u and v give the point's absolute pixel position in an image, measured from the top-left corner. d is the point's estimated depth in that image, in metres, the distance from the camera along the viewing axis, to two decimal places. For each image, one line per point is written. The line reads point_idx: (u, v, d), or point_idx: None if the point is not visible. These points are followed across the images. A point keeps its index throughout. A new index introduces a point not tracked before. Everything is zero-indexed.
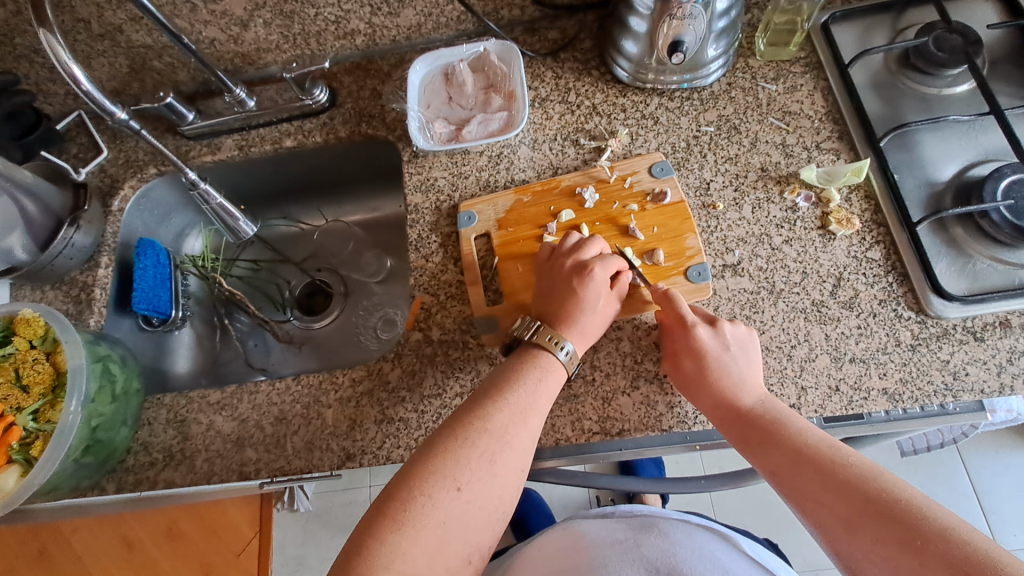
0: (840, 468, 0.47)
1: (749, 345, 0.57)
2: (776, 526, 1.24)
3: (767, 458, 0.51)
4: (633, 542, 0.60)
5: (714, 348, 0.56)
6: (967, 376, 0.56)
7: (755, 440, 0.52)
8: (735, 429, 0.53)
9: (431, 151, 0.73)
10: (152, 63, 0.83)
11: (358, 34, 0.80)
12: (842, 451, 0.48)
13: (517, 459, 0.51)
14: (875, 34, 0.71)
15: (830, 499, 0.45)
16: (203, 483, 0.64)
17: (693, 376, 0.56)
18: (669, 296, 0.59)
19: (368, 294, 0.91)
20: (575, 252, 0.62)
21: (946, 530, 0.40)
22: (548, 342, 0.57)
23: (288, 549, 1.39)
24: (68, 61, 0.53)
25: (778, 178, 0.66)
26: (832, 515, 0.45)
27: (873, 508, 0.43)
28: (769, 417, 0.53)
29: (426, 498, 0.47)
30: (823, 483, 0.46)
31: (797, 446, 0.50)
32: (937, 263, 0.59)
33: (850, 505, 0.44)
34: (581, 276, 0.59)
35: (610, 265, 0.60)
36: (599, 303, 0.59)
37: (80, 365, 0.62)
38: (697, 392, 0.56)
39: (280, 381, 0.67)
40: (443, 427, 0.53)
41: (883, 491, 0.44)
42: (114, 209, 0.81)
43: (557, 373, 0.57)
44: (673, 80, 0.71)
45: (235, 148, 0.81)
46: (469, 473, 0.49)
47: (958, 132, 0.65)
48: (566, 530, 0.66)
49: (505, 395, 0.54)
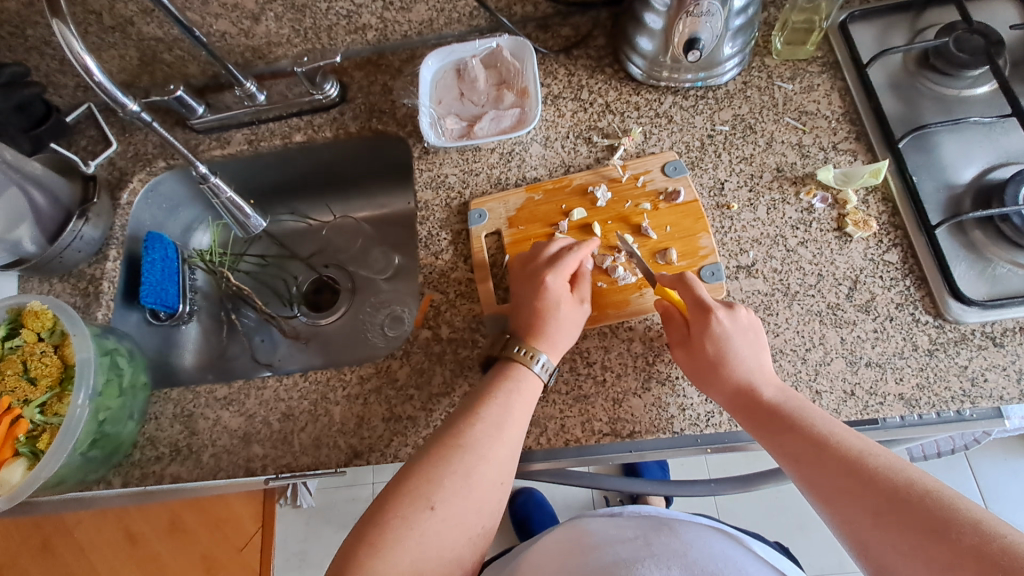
0: (866, 458, 0.46)
1: (762, 338, 0.57)
2: (781, 530, 1.24)
3: (789, 445, 0.50)
4: (643, 539, 0.60)
5: (733, 336, 0.55)
6: (986, 382, 0.55)
7: (775, 429, 0.51)
8: (755, 416, 0.52)
9: (442, 147, 0.72)
10: (162, 56, 0.83)
11: (370, 28, 0.79)
12: (868, 443, 0.47)
13: (493, 472, 0.51)
14: (894, 34, 0.70)
15: (857, 488, 0.44)
16: (209, 479, 0.63)
17: (711, 363, 0.55)
18: (686, 279, 0.58)
19: (376, 291, 0.91)
20: (532, 262, 0.62)
21: (978, 522, 0.39)
22: (520, 355, 0.57)
23: (291, 545, 1.39)
24: (80, 51, 0.52)
25: (795, 179, 0.65)
26: (858, 504, 0.44)
27: (901, 497, 0.42)
28: (791, 406, 0.52)
29: (399, 520, 0.47)
30: (848, 474, 0.45)
31: (821, 435, 0.49)
32: (956, 268, 0.59)
33: (878, 493, 0.43)
34: (536, 286, 0.60)
35: (565, 270, 0.60)
36: (563, 308, 0.59)
37: (88, 359, 0.62)
38: (713, 379, 0.55)
39: (288, 377, 0.66)
40: (420, 448, 0.52)
41: (911, 483, 0.43)
42: (123, 202, 0.81)
43: (532, 385, 0.56)
44: (688, 78, 0.70)
45: (244, 142, 0.81)
46: (444, 490, 0.49)
47: (979, 134, 0.64)
48: (573, 526, 0.66)
49: (477, 410, 0.54)
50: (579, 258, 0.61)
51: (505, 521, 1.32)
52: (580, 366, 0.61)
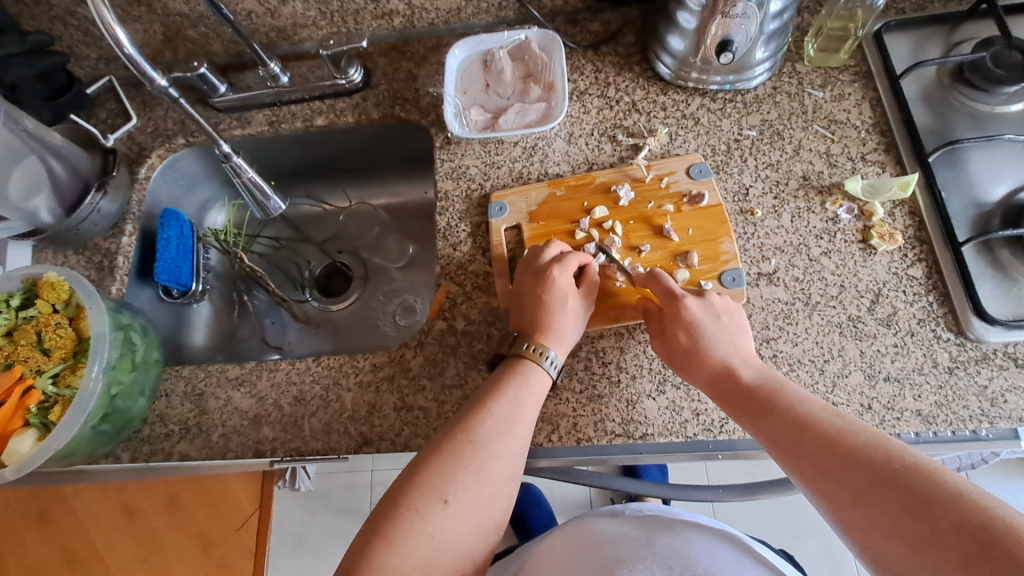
0: (847, 437, 0.45)
1: (738, 321, 0.57)
2: (778, 539, 1.24)
3: (769, 428, 0.49)
4: (646, 540, 0.60)
5: (705, 320, 0.56)
6: (1005, 403, 0.55)
7: (755, 412, 0.50)
8: (736, 402, 0.52)
9: (465, 138, 0.72)
10: (186, 32, 0.82)
11: (397, 15, 0.78)
12: (847, 420, 0.46)
13: (504, 468, 0.51)
14: (930, 46, 0.69)
15: (836, 468, 0.44)
16: (218, 459, 0.63)
17: (686, 350, 0.55)
18: (655, 273, 0.59)
19: (388, 279, 0.91)
20: (533, 258, 0.63)
21: (959, 493, 0.38)
22: (528, 352, 0.57)
23: (287, 527, 1.40)
24: (112, 22, 0.52)
25: (821, 188, 0.64)
26: (839, 485, 0.43)
27: (882, 474, 0.41)
28: (771, 388, 0.51)
29: (412, 514, 0.47)
30: (828, 453, 0.45)
31: (801, 416, 0.48)
32: (981, 286, 0.58)
33: (858, 473, 0.42)
34: (543, 281, 0.60)
35: (570, 266, 0.61)
36: (568, 303, 0.60)
37: (103, 333, 0.62)
38: (692, 365, 0.55)
39: (301, 360, 0.66)
40: (430, 443, 0.52)
41: (892, 459, 0.42)
42: (141, 176, 0.80)
43: (540, 380, 0.57)
44: (716, 80, 0.69)
45: (265, 123, 0.80)
46: (456, 485, 0.48)
47: (1012, 153, 0.63)
48: (578, 526, 0.65)
49: (487, 405, 0.54)
50: (582, 255, 0.62)
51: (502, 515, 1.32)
52: (595, 365, 0.61)
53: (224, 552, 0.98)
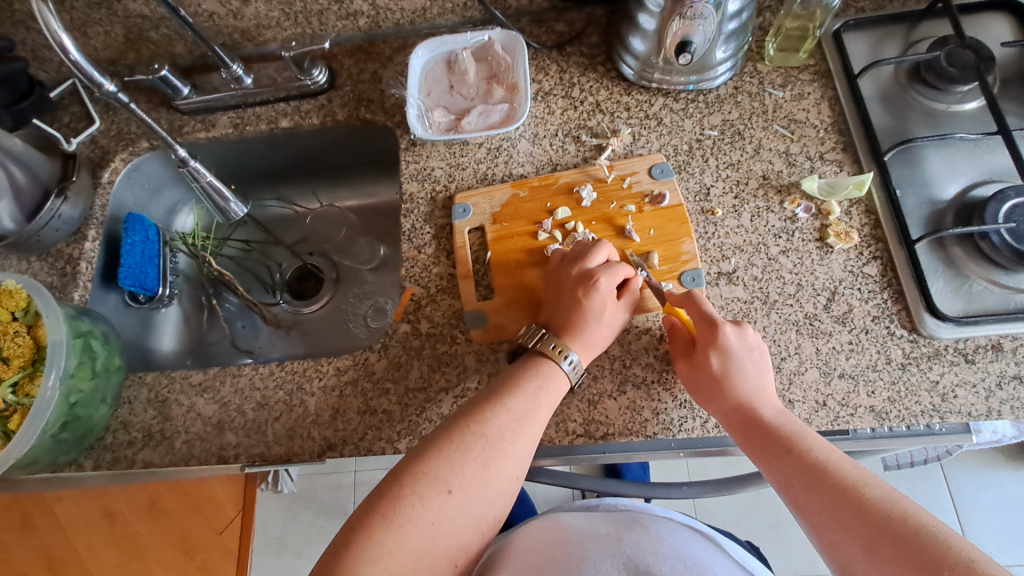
0: (862, 489, 0.46)
1: (768, 358, 0.56)
2: (754, 531, 1.25)
3: (784, 469, 0.50)
4: (615, 536, 0.60)
5: (736, 349, 0.55)
6: (955, 399, 0.56)
7: (773, 452, 0.51)
8: (753, 439, 0.52)
9: (429, 140, 0.72)
10: (148, 34, 0.81)
11: (361, 15, 0.78)
12: (864, 473, 0.47)
13: (511, 467, 0.51)
14: (887, 45, 0.70)
15: (849, 518, 0.45)
16: (182, 465, 0.63)
17: (714, 377, 0.55)
18: (692, 296, 0.58)
19: (360, 281, 0.90)
20: (580, 260, 0.60)
21: (970, 559, 0.39)
22: (551, 351, 0.57)
23: (270, 530, 1.40)
24: (56, 28, 0.51)
25: (780, 187, 0.65)
26: (849, 534, 0.44)
27: (894, 530, 0.42)
28: (789, 430, 0.52)
29: (415, 498, 0.47)
30: (841, 501, 0.46)
31: (817, 461, 0.49)
32: (933, 283, 0.59)
33: (870, 525, 0.43)
34: (585, 285, 0.58)
35: (617, 272, 0.60)
36: (607, 313, 0.59)
37: (60, 341, 0.61)
38: (714, 395, 0.55)
39: (265, 365, 0.66)
40: (440, 429, 0.52)
41: (907, 517, 0.43)
42: (104, 181, 0.79)
43: (560, 384, 0.56)
44: (680, 80, 0.70)
45: (229, 125, 0.80)
46: (462, 476, 0.49)
47: (964, 151, 0.64)
48: (547, 519, 0.66)
49: (505, 400, 0.53)
50: (628, 267, 0.60)
51: None
52: None
53: (206, 555, 0.93)
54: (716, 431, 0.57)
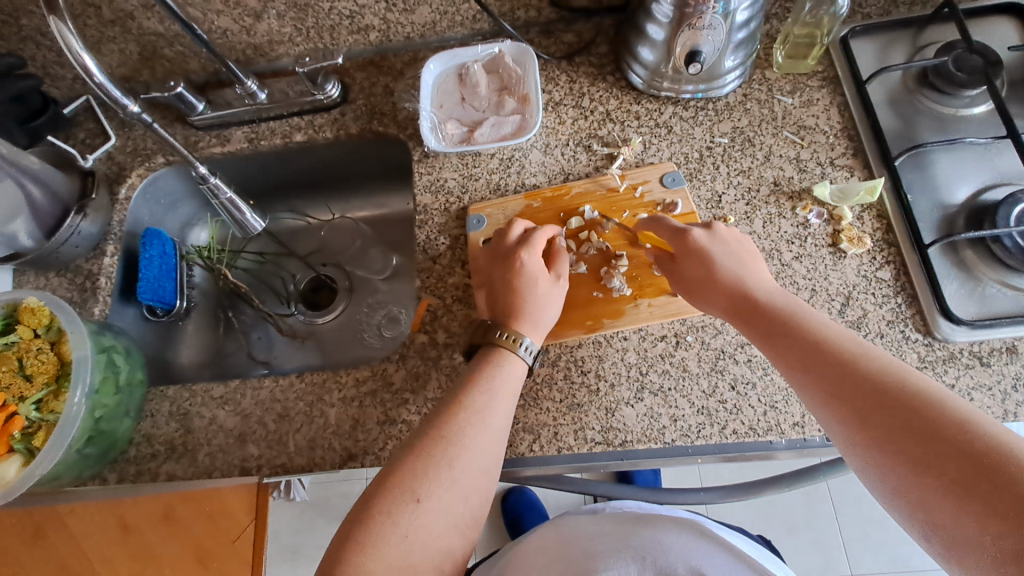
0: (861, 359, 0.44)
1: (751, 249, 0.58)
2: (767, 534, 1.25)
3: (783, 347, 0.49)
4: (623, 533, 0.61)
5: (714, 245, 0.57)
6: (972, 401, 0.56)
7: (771, 333, 0.50)
8: (752, 321, 0.52)
9: (442, 151, 0.73)
10: (162, 51, 0.82)
11: (372, 29, 0.79)
12: (857, 342, 0.45)
13: (477, 458, 0.50)
14: (894, 50, 0.71)
15: (845, 384, 0.43)
16: (204, 477, 0.64)
17: (704, 276, 0.56)
18: (657, 218, 0.61)
19: (373, 291, 0.91)
20: (502, 241, 0.64)
21: (965, 420, 0.38)
22: (504, 341, 0.57)
23: (284, 538, 1.40)
24: (79, 50, 0.52)
25: (791, 194, 0.66)
26: (845, 402, 0.43)
27: (888, 396, 0.41)
28: (788, 311, 0.51)
29: (384, 516, 0.46)
30: (839, 371, 0.44)
31: (816, 336, 0.47)
32: (947, 286, 0.59)
33: (867, 392, 0.42)
34: (511, 262, 0.61)
35: (537, 247, 0.62)
36: (540, 285, 0.60)
37: (84, 356, 0.62)
38: (710, 289, 0.56)
39: (284, 377, 0.67)
40: (403, 444, 0.52)
41: (903, 382, 0.41)
42: (121, 197, 0.81)
43: (517, 368, 0.56)
44: (688, 89, 0.70)
45: (244, 140, 0.81)
46: (429, 483, 0.48)
47: (974, 155, 0.64)
48: (555, 524, 0.66)
49: (461, 400, 0.53)
50: (546, 231, 0.63)
51: (496, 519, 1.33)
52: (574, 374, 0.62)
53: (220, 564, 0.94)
54: (733, 437, 0.58)
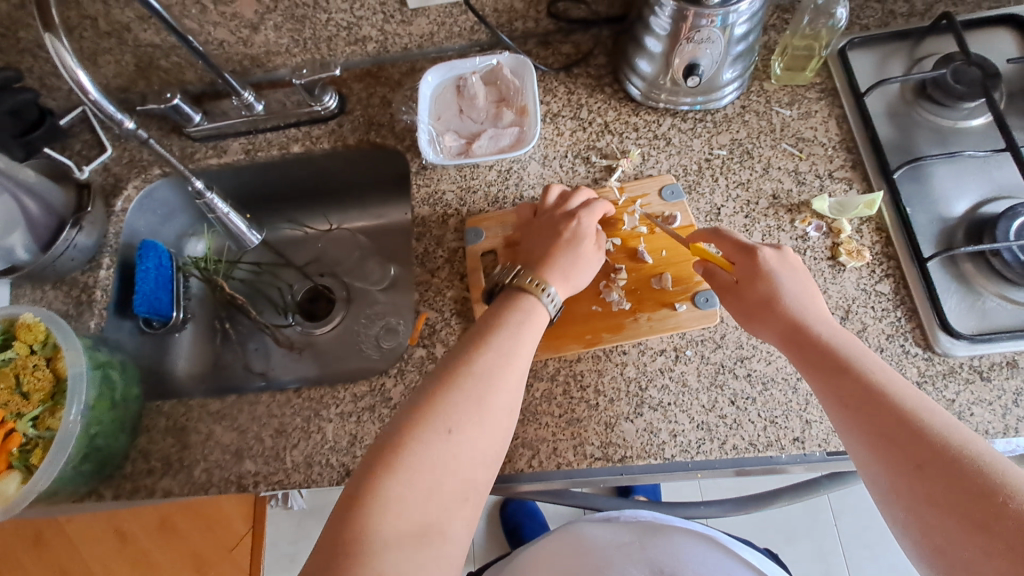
0: (921, 414, 0.43)
1: (813, 284, 0.57)
2: (767, 542, 1.25)
3: (836, 386, 0.48)
4: (638, 545, 0.61)
5: (781, 271, 0.56)
6: (972, 416, 0.56)
7: (825, 370, 0.49)
8: (805, 354, 0.51)
9: (441, 164, 0.72)
10: (159, 62, 0.82)
11: (370, 40, 0.79)
12: (926, 396, 0.44)
13: (505, 400, 0.50)
14: (892, 62, 0.71)
15: (901, 434, 0.42)
16: (201, 493, 0.64)
17: (763, 300, 0.55)
18: (721, 231, 0.60)
19: (371, 302, 0.91)
20: (561, 204, 0.64)
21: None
22: (529, 286, 0.57)
23: (281, 547, 1.39)
24: (74, 66, 0.51)
25: (790, 207, 0.66)
26: (898, 452, 0.42)
27: (945, 456, 0.40)
28: (846, 351, 0.49)
29: (414, 443, 0.46)
30: (896, 420, 0.43)
31: (875, 382, 0.46)
32: (947, 300, 0.59)
33: (923, 446, 0.41)
34: (564, 222, 0.62)
35: (596, 213, 0.63)
36: (584, 246, 0.61)
37: (81, 372, 0.61)
38: (765, 316, 0.55)
39: (281, 392, 0.66)
40: (431, 375, 0.51)
41: (965, 445, 0.40)
42: (117, 209, 0.80)
43: (542, 317, 0.57)
44: (686, 101, 0.70)
45: (241, 151, 0.80)
46: (458, 416, 0.48)
47: (973, 167, 0.64)
48: (570, 531, 0.66)
49: (489, 338, 0.53)
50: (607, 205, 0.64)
51: (495, 528, 1.32)
52: (573, 389, 0.62)
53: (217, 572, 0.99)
54: (733, 453, 0.58)
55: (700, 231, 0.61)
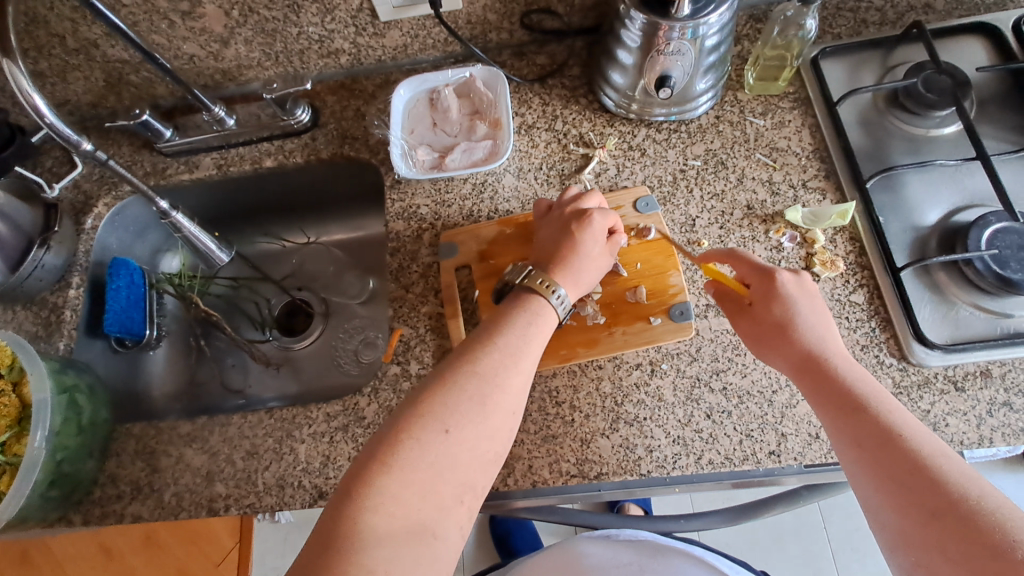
0: (936, 461, 0.42)
1: (830, 315, 0.56)
2: (756, 546, 1.25)
3: (847, 425, 0.47)
4: (638, 567, 0.66)
5: (797, 298, 0.55)
6: (947, 427, 0.55)
7: (837, 407, 0.49)
8: (818, 389, 0.51)
9: (414, 178, 0.71)
10: (129, 78, 0.81)
11: (343, 53, 0.78)
12: (942, 444, 0.44)
13: (509, 401, 0.50)
14: (865, 71, 0.71)
15: (915, 481, 0.42)
16: (171, 518, 0.62)
17: (778, 327, 0.55)
18: (738, 252, 0.59)
19: (351, 315, 0.89)
20: (575, 202, 0.63)
21: None
22: (539, 285, 0.57)
23: (269, 561, 1.38)
24: (29, 91, 0.50)
25: (764, 217, 0.65)
26: (911, 498, 0.42)
27: (958, 507, 0.39)
28: (861, 388, 0.49)
29: (413, 441, 0.45)
30: (910, 466, 0.43)
31: (890, 424, 0.45)
32: (921, 310, 0.59)
33: (937, 495, 0.41)
34: (577, 220, 0.60)
35: (610, 216, 0.61)
36: (595, 246, 0.60)
37: (44, 400, 0.60)
38: (779, 344, 0.54)
39: (253, 413, 0.65)
40: (433, 372, 0.51)
41: (982, 497, 0.40)
42: (87, 227, 0.79)
43: (548, 318, 0.56)
44: (660, 113, 0.70)
45: (213, 166, 0.79)
46: (460, 415, 0.47)
47: (945, 176, 0.64)
48: (570, 547, 0.71)
49: (494, 339, 0.53)
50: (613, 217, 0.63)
51: (484, 537, 1.31)
52: (548, 406, 0.61)
53: None
54: (709, 467, 0.57)
55: (715, 251, 0.61)
